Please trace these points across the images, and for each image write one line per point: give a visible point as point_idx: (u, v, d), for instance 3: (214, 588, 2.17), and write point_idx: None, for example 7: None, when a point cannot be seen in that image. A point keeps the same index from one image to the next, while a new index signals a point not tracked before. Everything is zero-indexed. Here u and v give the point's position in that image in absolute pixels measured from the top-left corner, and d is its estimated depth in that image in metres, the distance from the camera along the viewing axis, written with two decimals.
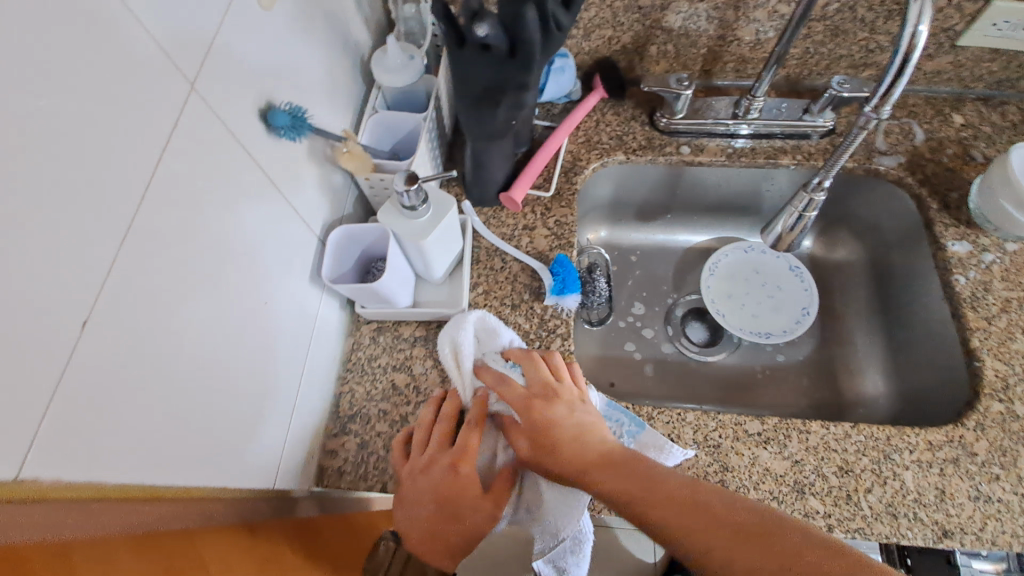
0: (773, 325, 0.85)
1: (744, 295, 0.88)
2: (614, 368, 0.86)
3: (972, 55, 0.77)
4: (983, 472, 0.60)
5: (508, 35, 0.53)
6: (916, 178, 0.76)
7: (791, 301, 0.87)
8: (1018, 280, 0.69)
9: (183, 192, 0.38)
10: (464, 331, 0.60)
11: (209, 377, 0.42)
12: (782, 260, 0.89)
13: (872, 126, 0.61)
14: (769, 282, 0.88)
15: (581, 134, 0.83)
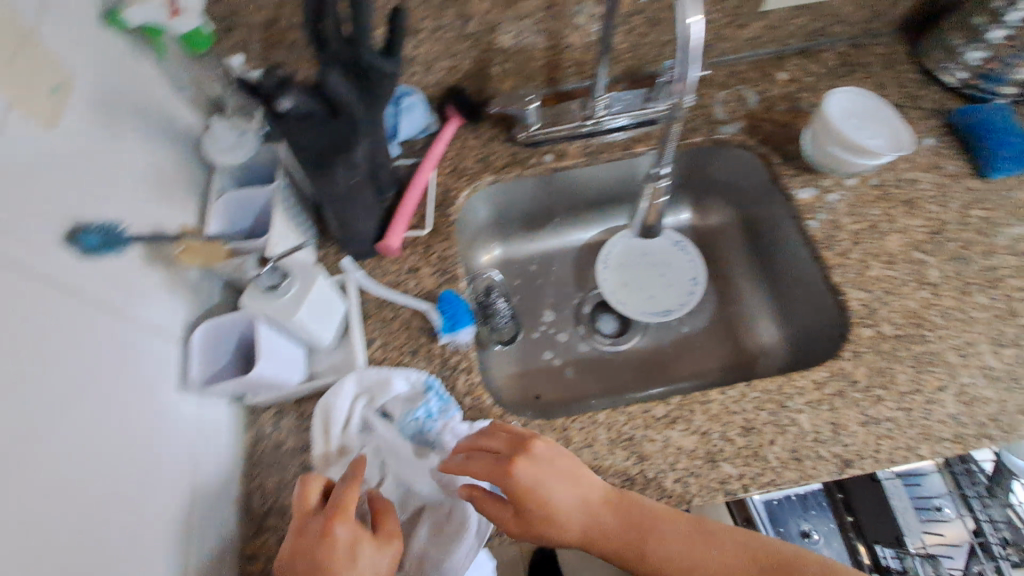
0: (671, 301, 0.91)
1: (639, 279, 0.93)
2: (537, 380, 0.88)
3: (780, 16, 0.83)
4: (866, 397, 0.65)
5: (331, 100, 0.53)
6: (756, 139, 0.82)
7: (684, 274, 0.92)
8: (862, 212, 0.75)
9: (28, 352, 0.39)
10: (341, 397, 0.63)
11: (81, 522, 0.41)
12: (666, 238, 0.94)
13: (687, 105, 0.65)
14: (659, 262, 0.93)
15: (447, 164, 0.84)
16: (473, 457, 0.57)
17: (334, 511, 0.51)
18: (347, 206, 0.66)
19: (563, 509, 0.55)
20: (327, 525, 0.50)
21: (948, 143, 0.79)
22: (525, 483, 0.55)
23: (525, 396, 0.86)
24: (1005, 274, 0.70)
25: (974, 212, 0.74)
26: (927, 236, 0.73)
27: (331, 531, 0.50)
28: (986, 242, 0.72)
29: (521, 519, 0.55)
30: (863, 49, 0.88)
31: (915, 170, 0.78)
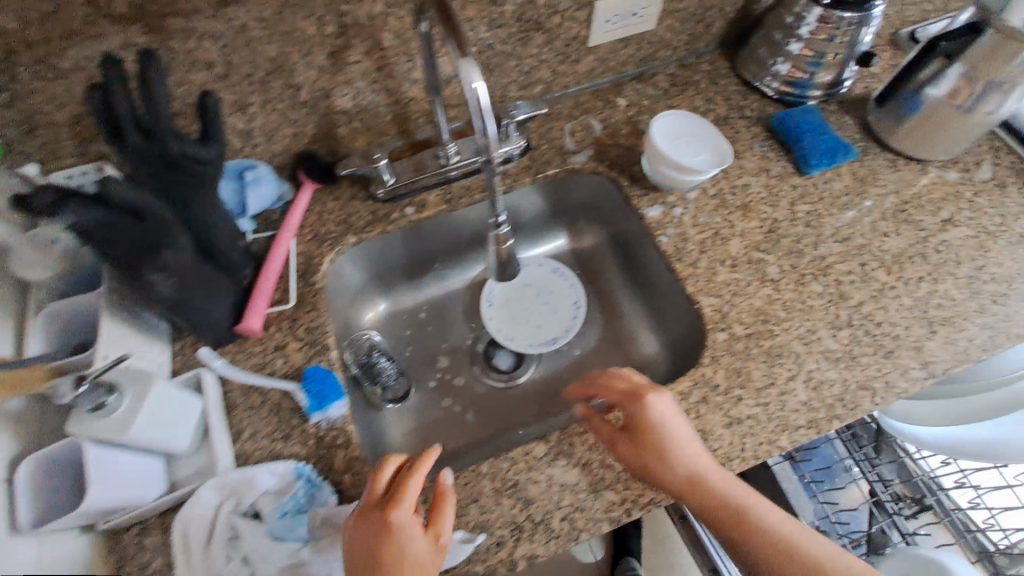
0: (557, 329, 0.92)
1: (524, 311, 0.94)
2: (437, 429, 0.87)
3: (608, 48, 0.88)
4: (727, 399, 0.69)
5: (129, 201, 0.50)
6: (605, 165, 0.87)
7: (567, 299, 0.94)
8: (705, 222, 0.80)
9: None
10: (200, 502, 0.61)
11: None
12: (544, 266, 0.96)
13: (498, 164, 0.57)
14: (542, 291, 0.95)
15: (307, 231, 0.83)
16: (636, 396, 0.66)
17: (391, 502, 0.56)
18: (187, 299, 0.64)
19: (681, 447, 0.62)
20: (391, 513, 0.56)
21: (772, 146, 0.86)
22: (657, 412, 0.64)
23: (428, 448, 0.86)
24: (834, 261, 0.77)
25: (800, 208, 0.81)
26: (763, 236, 0.79)
27: (389, 520, 0.55)
28: (815, 234, 0.79)
29: (631, 440, 0.64)
30: (690, 67, 0.95)
31: (747, 175, 0.84)
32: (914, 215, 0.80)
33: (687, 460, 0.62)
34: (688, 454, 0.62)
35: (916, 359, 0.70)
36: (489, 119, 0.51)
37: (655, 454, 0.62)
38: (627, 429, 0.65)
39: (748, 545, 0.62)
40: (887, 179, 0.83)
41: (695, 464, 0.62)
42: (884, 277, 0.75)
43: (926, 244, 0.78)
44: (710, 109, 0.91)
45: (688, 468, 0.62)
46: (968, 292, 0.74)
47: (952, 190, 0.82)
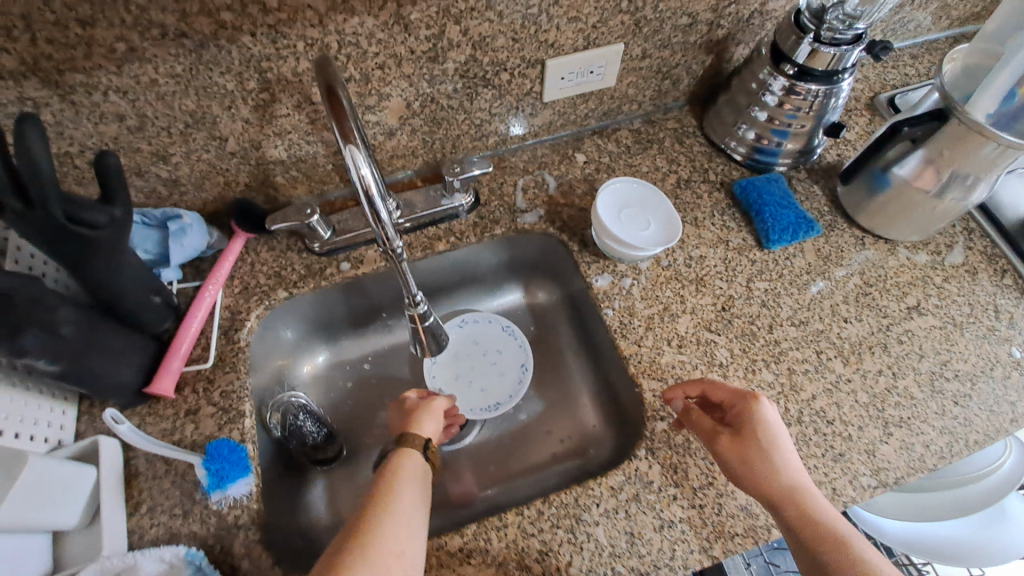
0: (500, 394, 0.86)
1: (469, 371, 0.88)
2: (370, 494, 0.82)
3: (566, 104, 0.84)
4: (661, 498, 0.64)
5: None
6: (556, 226, 0.82)
7: (516, 362, 0.88)
8: (655, 295, 0.76)
9: None
10: None
11: None
12: (493, 324, 0.91)
13: (402, 251, 0.58)
14: (490, 351, 0.89)
15: (236, 283, 0.78)
16: (740, 396, 0.63)
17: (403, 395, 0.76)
18: (76, 370, 0.58)
19: (785, 455, 0.59)
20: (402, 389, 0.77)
21: (734, 215, 0.81)
22: (765, 414, 0.62)
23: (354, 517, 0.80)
24: (788, 346, 0.72)
25: (758, 285, 0.76)
26: (715, 315, 0.74)
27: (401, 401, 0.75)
28: (770, 315, 0.74)
29: (736, 437, 0.61)
30: (656, 124, 0.91)
31: (703, 246, 0.79)
32: (878, 300, 0.75)
33: (770, 470, 0.58)
34: (785, 464, 0.59)
35: (868, 464, 0.65)
36: (377, 202, 0.52)
37: (753, 454, 0.59)
38: (729, 425, 0.63)
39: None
40: (852, 258, 0.78)
41: (791, 475, 0.58)
42: (841, 368, 0.70)
43: (888, 334, 0.73)
44: (672, 171, 0.86)
45: (776, 482, 0.58)
46: (929, 391, 0.69)
47: (920, 274, 0.77)
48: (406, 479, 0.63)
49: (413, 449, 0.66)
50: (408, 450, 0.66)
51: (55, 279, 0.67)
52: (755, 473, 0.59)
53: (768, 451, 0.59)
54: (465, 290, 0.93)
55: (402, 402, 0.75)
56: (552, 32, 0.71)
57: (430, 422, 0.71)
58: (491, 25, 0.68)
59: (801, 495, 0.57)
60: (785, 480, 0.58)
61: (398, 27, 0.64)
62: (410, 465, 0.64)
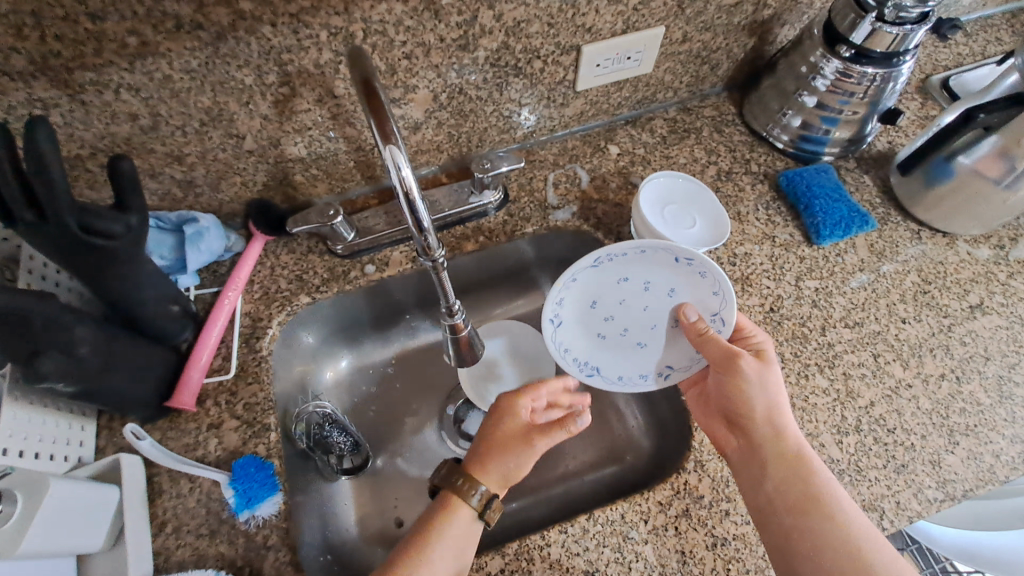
0: (608, 346, 0.69)
1: (598, 295, 0.67)
2: (400, 501, 0.77)
3: (599, 92, 0.79)
4: (713, 513, 0.59)
5: (6, 309, 0.45)
6: (590, 223, 0.78)
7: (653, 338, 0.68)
8: None
9: None
10: None
11: None
12: (703, 286, 0.63)
13: (444, 259, 0.55)
14: (645, 299, 0.67)
15: (256, 288, 0.74)
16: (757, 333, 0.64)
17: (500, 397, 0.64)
18: (99, 389, 0.56)
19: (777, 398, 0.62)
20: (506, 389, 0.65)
21: (780, 209, 0.77)
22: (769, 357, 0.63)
23: (385, 523, 0.75)
24: (842, 350, 0.68)
25: (807, 284, 0.72)
26: (764, 316, 0.69)
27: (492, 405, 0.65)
28: (822, 316, 0.70)
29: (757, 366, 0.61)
30: (693, 112, 0.86)
31: (748, 243, 0.74)
32: (938, 298, 0.71)
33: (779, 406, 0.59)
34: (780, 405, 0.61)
35: (933, 476, 0.61)
36: (419, 208, 0.48)
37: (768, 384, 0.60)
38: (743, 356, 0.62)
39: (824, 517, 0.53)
40: (906, 252, 0.74)
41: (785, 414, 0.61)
42: (900, 373, 0.66)
43: (950, 335, 0.68)
44: (712, 162, 0.81)
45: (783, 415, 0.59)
46: (997, 396, 0.65)
47: (982, 270, 0.73)
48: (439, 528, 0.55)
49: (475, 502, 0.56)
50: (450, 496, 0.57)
51: (68, 288, 0.63)
52: (770, 427, 0.58)
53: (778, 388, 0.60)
54: (492, 292, 0.87)
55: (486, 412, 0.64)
56: (589, 15, 0.66)
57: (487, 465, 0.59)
58: (526, 9, 0.63)
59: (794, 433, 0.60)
60: (807, 454, 0.57)
61: (427, 13, 0.59)
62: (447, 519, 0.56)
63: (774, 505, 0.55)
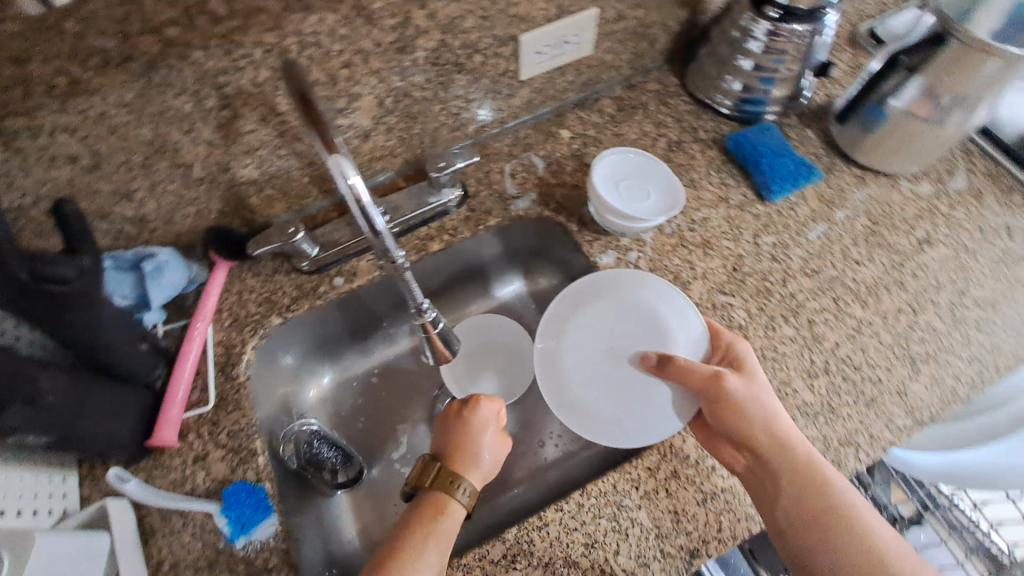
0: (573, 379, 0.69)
1: (611, 375, 0.68)
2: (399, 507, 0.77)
3: (543, 79, 0.80)
4: (700, 471, 0.61)
5: None
6: (551, 208, 0.79)
7: (574, 311, 0.72)
8: (663, 265, 0.73)
9: None
10: None
11: None
12: (661, 293, 0.68)
13: (405, 261, 0.56)
14: (618, 331, 0.71)
15: (225, 315, 0.73)
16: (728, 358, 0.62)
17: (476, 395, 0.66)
18: (74, 436, 0.54)
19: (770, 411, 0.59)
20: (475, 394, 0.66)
21: (730, 172, 0.79)
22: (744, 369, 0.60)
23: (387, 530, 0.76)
24: (805, 298, 0.70)
25: (765, 239, 0.74)
26: (727, 276, 0.72)
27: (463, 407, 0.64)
28: (782, 269, 0.72)
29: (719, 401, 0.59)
30: (638, 89, 0.88)
31: (704, 208, 0.76)
32: (887, 237, 0.74)
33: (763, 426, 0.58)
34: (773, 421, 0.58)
35: (900, 405, 0.64)
36: (374, 215, 0.49)
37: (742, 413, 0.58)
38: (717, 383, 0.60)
39: (822, 527, 0.54)
40: (854, 197, 0.77)
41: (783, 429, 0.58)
42: (861, 312, 0.69)
43: (903, 270, 0.71)
44: (660, 135, 0.83)
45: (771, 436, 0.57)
46: (952, 322, 0.68)
47: (925, 205, 0.76)
48: (438, 535, 0.54)
49: (460, 497, 0.57)
50: (443, 498, 0.57)
51: (29, 341, 0.60)
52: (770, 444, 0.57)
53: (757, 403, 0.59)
54: (463, 288, 0.88)
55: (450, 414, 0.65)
56: (522, 5, 0.67)
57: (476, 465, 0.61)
58: (458, 5, 0.64)
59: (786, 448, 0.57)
60: (816, 461, 0.56)
61: (360, 19, 0.59)
62: (440, 518, 0.56)
63: (798, 527, 0.54)
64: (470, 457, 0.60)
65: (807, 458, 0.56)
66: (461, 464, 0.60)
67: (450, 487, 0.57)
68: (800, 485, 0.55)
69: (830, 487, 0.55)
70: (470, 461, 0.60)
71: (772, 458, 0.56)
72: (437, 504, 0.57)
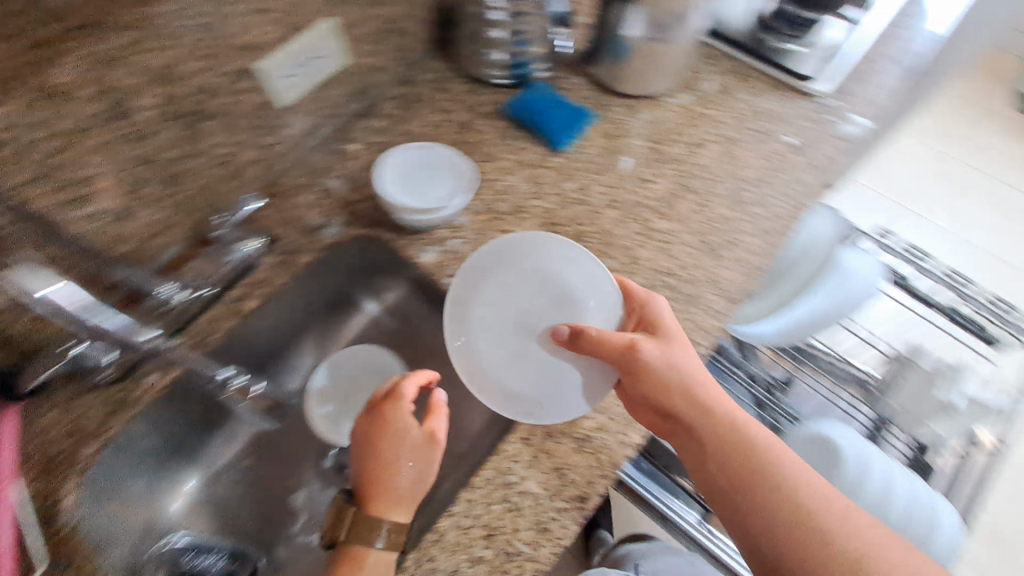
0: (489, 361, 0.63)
1: (527, 347, 0.64)
2: None
3: (309, 100, 0.76)
4: (570, 421, 0.63)
5: None
6: (362, 225, 0.76)
7: (476, 288, 0.64)
8: (484, 243, 0.73)
9: None
10: None
11: None
12: (565, 254, 0.63)
13: None
14: (524, 299, 0.65)
15: (26, 466, 0.63)
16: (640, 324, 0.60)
17: (389, 408, 0.58)
18: None
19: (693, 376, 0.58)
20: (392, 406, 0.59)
21: (518, 135, 0.82)
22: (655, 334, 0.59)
23: None
24: (615, 228, 0.74)
25: (566, 187, 0.77)
26: (543, 233, 0.74)
27: (377, 429, 0.58)
28: (589, 209, 0.76)
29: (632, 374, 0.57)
30: (414, 82, 0.87)
31: (505, 176, 0.78)
32: (666, 150, 0.80)
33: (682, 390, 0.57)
34: (693, 385, 0.58)
35: (716, 293, 0.70)
36: None
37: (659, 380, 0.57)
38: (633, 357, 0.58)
39: (753, 481, 0.54)
40: (630, 125, 0.83)
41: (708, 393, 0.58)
42: (665, 223, 0.75)
43: (688, 175, 0.78)
44: (446, 121, 0.83)
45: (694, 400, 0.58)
46: (738, 206, 0.76)
47: (688, 113, 0.84)
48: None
49: (382, 539, 0.53)
50: (364, 545, 0.53)
51: None
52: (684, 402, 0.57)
53: (669, 365, 0.57)
54: (308, 332, 0.82)
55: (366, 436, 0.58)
56: (243, 35, 0.63)
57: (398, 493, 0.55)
58: (167, 52, 0.58)
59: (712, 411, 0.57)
60: (746, 425, 0.57)
61: (50, 100, 0.51)
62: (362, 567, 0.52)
63: (730, 493, 0.55)
64: (392, 488, 0.55)
65: (733, 416, 0.57)
66: (380, 497, 0.55)
67: (368, 530, 0.53)
68: (730, 446, 0.56)
69: (759, 446, 0.56)
70: (391, 492, 0.55)
71: (697, 425, 0.57)
72: (358, 551, 0.53)
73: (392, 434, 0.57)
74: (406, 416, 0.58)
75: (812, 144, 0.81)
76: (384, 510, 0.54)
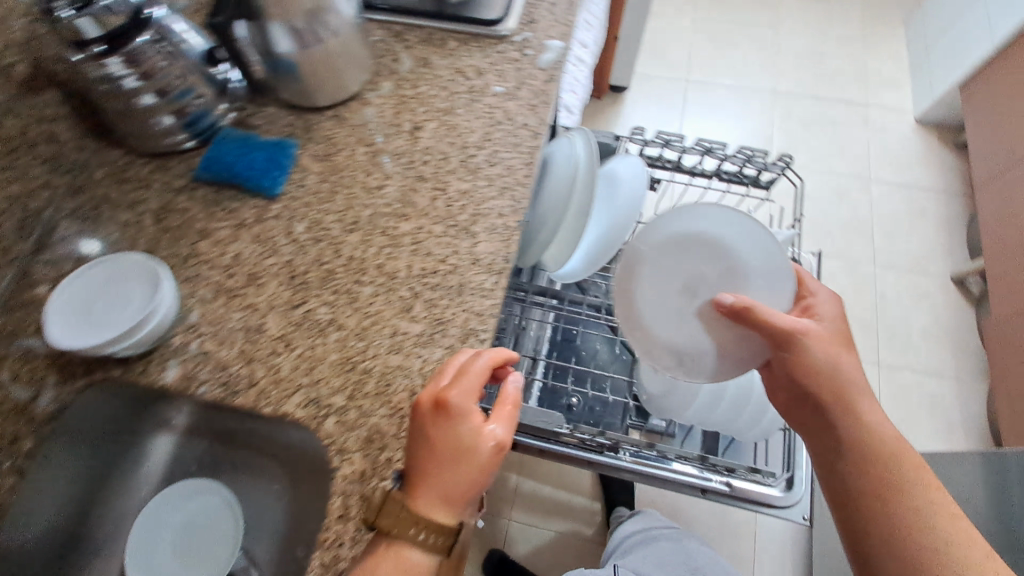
0: (668, 329, 0.69)
1: (686, 305, 0.69)
2: None
3: None
4: (381, 471, 0.57)
5: None
6: (84, 372, 0.65)
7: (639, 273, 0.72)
8: (226, 330, 0.65)
9: None
10: None
11: None
12: (713, 218, 0.70)
13: None
14: (694, 266, 0.70)
15: None
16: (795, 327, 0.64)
17: (448, 397, 0.52)
18: None
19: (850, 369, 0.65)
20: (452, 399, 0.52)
21: (225, 197, 0.73)
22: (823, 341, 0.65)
23: None
24: (361, 251, 0.69)
25: (297, 231, 0.70)
26: (288, 289, 0.67)
27: (441, 417, 0.51)
28: (328, 243, 0.69)
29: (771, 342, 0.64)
30: (88, 187, 0.75)
31: (227, 248, 0.69)
32: (385, 149, 0.76)
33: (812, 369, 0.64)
34: (848, 374, 0.65)
35: (482, 270, 0.68)
36: None
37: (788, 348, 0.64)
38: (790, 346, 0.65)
39: (873, 460, 0.62)
40: (340, 138, 0.77)
41: (852, 372, 0.65)
42: (408, 224, 0.71)
43: (415, 164, 0.74)
44: (139, 213, 0.72)
45: (823, 375, 0.64)
46: (473, 174, 0.74)
47: (394, 100, 0.79)
48: None
49: (424, 538, 0.49)
50: (406, 543, 0.49)
51: None
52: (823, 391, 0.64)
53: (834, 363, 0.65)
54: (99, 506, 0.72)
55: (426, 417, 0.52)
56: None
57: (455, 489, 0.50)
58: None
59: (844, 389, 0.64)
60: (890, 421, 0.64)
61: None
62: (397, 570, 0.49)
63: (857, 499, 0.62)
64: (448, 480, 0.50)
65: (905, 456, 0.62)
66: (431, 491, 0.50)
67: (414, 530, 0.49)
68: (842, 412, 0.64)
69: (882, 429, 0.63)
70: (448, 488, 0.50)
71: (839, 426, 0.64)
72: (398, 548, 0.49)
73: (456, 435, 0.51)
74: (470, 410, 0.52)
75: (520, 83, 0.80)
76: (433, 508, 0.50)
